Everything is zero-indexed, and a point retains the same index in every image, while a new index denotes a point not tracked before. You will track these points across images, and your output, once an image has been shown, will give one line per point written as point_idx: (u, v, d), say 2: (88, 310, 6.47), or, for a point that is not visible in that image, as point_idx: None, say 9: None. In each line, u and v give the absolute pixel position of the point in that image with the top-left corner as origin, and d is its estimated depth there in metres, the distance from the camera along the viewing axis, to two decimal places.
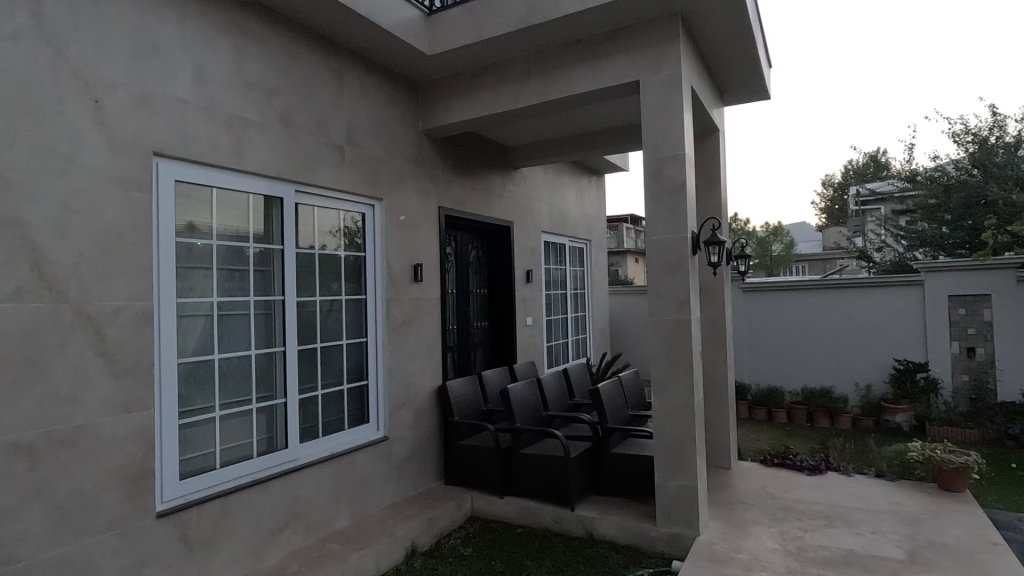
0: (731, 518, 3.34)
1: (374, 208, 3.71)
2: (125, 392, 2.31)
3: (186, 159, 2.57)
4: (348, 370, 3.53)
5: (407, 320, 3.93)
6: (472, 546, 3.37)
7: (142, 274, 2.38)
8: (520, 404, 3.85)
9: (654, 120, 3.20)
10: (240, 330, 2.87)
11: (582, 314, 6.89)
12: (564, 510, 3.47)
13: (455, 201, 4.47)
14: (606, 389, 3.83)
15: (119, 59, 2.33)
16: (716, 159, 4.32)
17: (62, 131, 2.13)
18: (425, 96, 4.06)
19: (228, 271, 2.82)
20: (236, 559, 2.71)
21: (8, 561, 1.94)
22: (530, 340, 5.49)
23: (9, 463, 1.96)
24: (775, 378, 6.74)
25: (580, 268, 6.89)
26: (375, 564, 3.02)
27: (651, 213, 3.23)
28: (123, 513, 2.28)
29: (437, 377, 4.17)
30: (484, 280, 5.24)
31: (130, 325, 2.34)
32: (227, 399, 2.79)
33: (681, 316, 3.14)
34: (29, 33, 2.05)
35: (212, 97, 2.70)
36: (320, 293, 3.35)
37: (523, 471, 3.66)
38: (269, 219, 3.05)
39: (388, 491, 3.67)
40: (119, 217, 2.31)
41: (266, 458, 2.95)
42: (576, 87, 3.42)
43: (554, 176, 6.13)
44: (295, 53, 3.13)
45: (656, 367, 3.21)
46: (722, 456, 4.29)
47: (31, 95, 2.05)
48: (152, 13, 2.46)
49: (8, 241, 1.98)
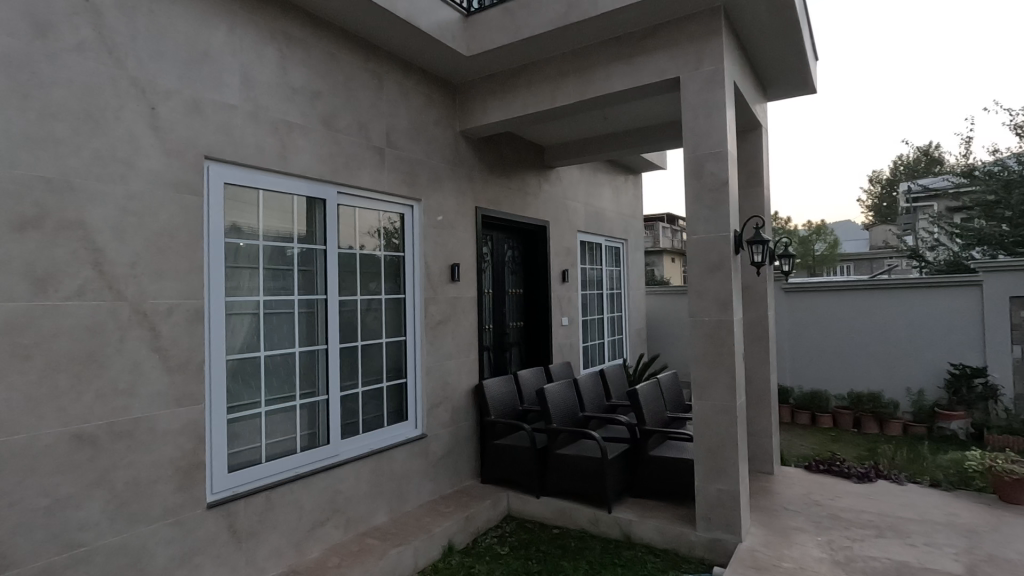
0: (775, 525, 3.24)
1: (413, 208, 3.76)
2: (177, 387, 2.40)
3: (234, 162, 2.66)
4: (388, 368, 3.59)
5: (444, 319, 3.96)
6: (509, 545, 3.38)
7: (193, 273, 2.48)
8: (556, 403, 3.83)
9: (695, 117, 3.14)
10: (284, 327, 2.95)
11: (618, 314, 6.82)
12: (601, 512, 3.44)
13: (491, 200, 4.48)
14: (644, 390, 3.78)
15: (173, 66, 2.42)
16: (758, 156, 4.22)
17: (120, 135, 2.23)
18: (462, 97, 4.09)
19: (274, 270, 2.91)
20: (279, 551, 2.78)
21: (70, 545, 2.05)
22: (565, 340, 5.46)
23: (73, 452, 2.07)
24: (820, 382, 6.50)
25: (617, 268, 6.81)
26: (413, 560, 3.06)
27: (692, 212, 3.17)
28: (175, 503, 2.37)
29: (473, 376, 4.19)
30: (520, 280, 5.24)
31: (183, 323, 2.44)
32: (272, 394, 2.88)
33: (723, 317, 3.06)
34: (91, 45, 2.16)
35: (259, 102, 2.78)
36: (361, 292, 3.42)
37: (560, 472, 3.64)
38: (312, 220, 3.12)
39: (425, 489, 3.71)
40: (171, 219, 2.40)
41: (308, 453, 3.02)
42: (614, 85, 3.39)
43: (589, 174, 6.09)
44: (337, 58, 3.20)
45: (696, 368, 3.14)
46: (765, 461, 4.17)
47: (94, 104, 2.16)
48: (204, 22, 2.55)
49: (70, 242, 2.08)
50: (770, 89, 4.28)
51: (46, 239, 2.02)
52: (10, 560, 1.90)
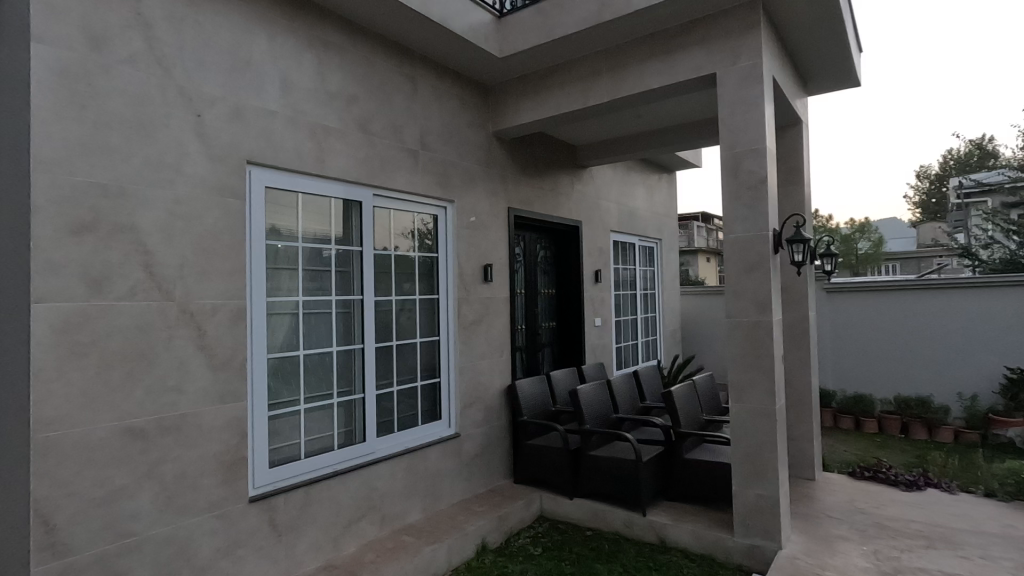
0: (816, 533, 3.14)
1: (446, 209, 3.80)
2: (221, 384, 2.49)
3: (275, 166, 2.74)
4: (422, 367, 3.64)
5: (477, 319, 3.98)
6: (542, 545, 3.37)
7: (236, 273, 2.56)
8: (589, 404, 3.80)
9: (732, 113, 3.07)
10: (322, 327, 3.02)
11: (652, 315, 6.73)
12: (635, 515, 3.40)
13: (524, 201, 4.48)
14: (679, 392, 3.72)
15: (217, 75, 2.51)
16: (799, 152, 4.10)
17: (168, 142, 2.33)
18: (494, 98, 4.10)
19: (312, 271, 2.98)
20: (317, 545, 2.85)
21: (123, 534, 2.14)
22: (598, 341, 5.42)
23: (126, 446, 2.16)
24: (864, 386, 6.28)
25: (650, 267, 6.72)
26: (446, 558, 3.09)
27: (729, 210, 3.10)
28: (219, 496, 2.46)
29: (506, 376, 4.20)
30: (552, 280, 5.23)
31: (227, 322, 2.52)
32: (311, 392, 2.95)
33: (762, 318, 2.99)
34: (142, 56, 2.26)
35: (298, 107, 2.85)
36: (396, 292, 3.47)
37: (593, 473, 3.61)
38: (349, 222, 3.19)
39: (458, 488, 3.74)
40: (216, 221, 2.49)
41: (345, 450, 3.08)
42: (648, 82, 3.34)
43: (622, 174, 6.03)
44: (372, 62, 3.26)
45: (734, 370, 3.07)
46: (805, 467, 4.05)
47: (145, 112, 2.26)
48: (246, 31, 2.64)
49: (122, 245, 2.18)
50: (811, 83, 4.16)
51: (101, 242, 2.12)
52: (68, 547, 2.00)
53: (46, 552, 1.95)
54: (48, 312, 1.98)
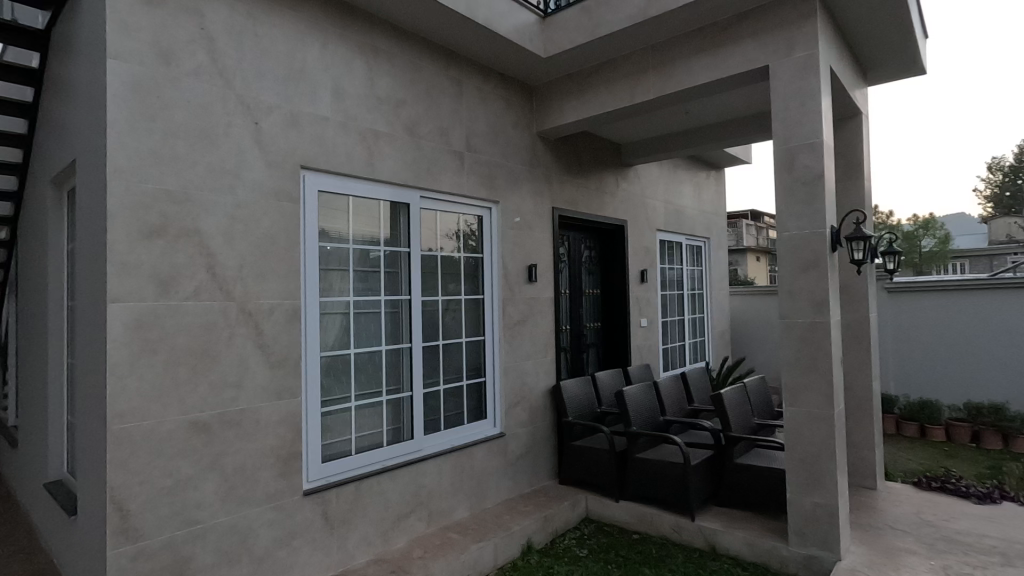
0: (879, 545, 2.98)
1: (491, 210, 3.83)
2: (278, 381, 2.59)
3: (327, 170, 2.83)
4: (468, 367, 3.68)
5: (522, 319, 4.00)
6: (588, 547, 3.35)
7: (292, 275, 2.66)
8: (636, 406, 3.75)
9: (786, 107, 2.96)
10: (372, 326, 3.10)
11: (700, 316, 6.57)
12: (684, 520, 3.33)
13: (568, 201, 4.46)
14: (729, 395, 3.62)
15: (274, 84, 2.62)
16: (858, 145, 3.91)
17: (229, 150, 2.44)
18: (539, 98, 4.11)
19: (363, 272, 3.06)
20: (367, 540, 2.92)
21: (188, 522, 2.26)
22: (644, 342, 5.33)
23: (191, 438, 2.28)
24: (929, 392, 5.93)
25: (698, 267, 6.57)
26: (492, 557, 3.10)
27: (782, 207, 2.99)
28: (276, 489, 2.56)
29: (551, 376, 4.19)
30: (597, 281, 5.19)
31: (283, 321, 2.62)
32: (361, 390, 3.04)
33: (819, 318, 2.87)
34: (206, 68, 2.38)
35: (349, 113, 2.94)
36: (442, 293, 3.52)
37: (640, 476, 3.56)
38: (397, 224, 3.26)
39: (503, 487, 3.76)
40: (273, 224, 2.59)
41: (394, 447, 3.15)
42: (697, 78, 3.27)
43: (669, 172, 5.92)
44: (419, 67, 3.32)
45: (789, 373, 2.96)
46: (867, 475, 3.85)
47: (208, 122, 2.38)
48: (301, 41, 2.74)
49: (187, 248, 2.30)
50: (872, 72, 3.96)
51: (169, 245, 2.24)
52: (140, 532, 2.12)
53: (120, 536, 2.07)
54: (123, 311, 2.11)
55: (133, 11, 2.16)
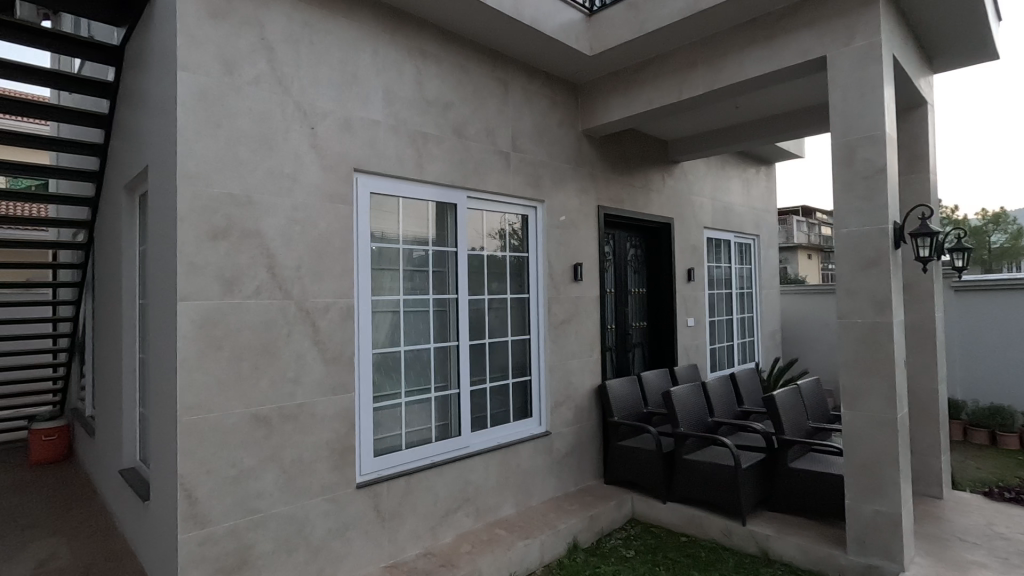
0: (947, 557, 2.84)
1: (537, 209, 3.85)
2: (333, 377, 2.68)
3: (379, 172, 2.90)
4: (513, 365, 3.70)
5: (568, 318, 3.99)
6: (634, 548, 3.32)
7: (345, 274, 2.74)
8: (684, 407, 3.69)
9: (845, 99, 2.85)
10: (420, 325, 3.17)
11: (749, 315, 6.40)
12: (734, 524, 3.26)
13: (614, 199, 4.43)
14: (782, 397, 3.51)
15: (329, 89, 2.71)
16: (924, 137, 3.73)
17: (288, 154, 2.54)
18: (584, 97, 4.10)
19: (411, 272, 3.13)
20: (417, 534, 2.98)
21: (250, 510, 2.37)
22: (691, 342, 5.23)
23: (253, 430, 2.39)
24: (1001, 398, 5.59)
25: (747, 265, 6.39)
26: (538, 554, 3.12)
27: (840, 202, 2.89)
28: (331, 481, 2.65)
29: (596, 376, 4.17)
30: (643, 280, 5.13)
31: (338, 319, 2.71)
32: (411, 387, 3.11)
33: (880, 318, 2.75)
34: (266, 77, 2.49)
35: (399, 117, 3.01)
36: (488, 292, 3.56)
37: (688, 478, 3.50)
38: (445, 224, 3.32)
39: (549, 486, 3.77)
40: (328, 225, 2.68)
41: (442, 444, 3.21)
42: (749, 71, 3.19)
43: (716, 168, 5.79)
44: (467, 68, 3.36)
45: (847, 375, 2.86)
46: (932, 484, 3.67)
47: (267, 128, 2.48)
48: (354, 48, 2.82)
49: (249, 249, 2.41)
50: (938, 59, 3.77)
51: (233, 247, 2.36)
52: (207, 518, 2.25)
53: (190, 521, 2.20)
54: (191, 310, 2.23)
55: (200, 25, 2.29)
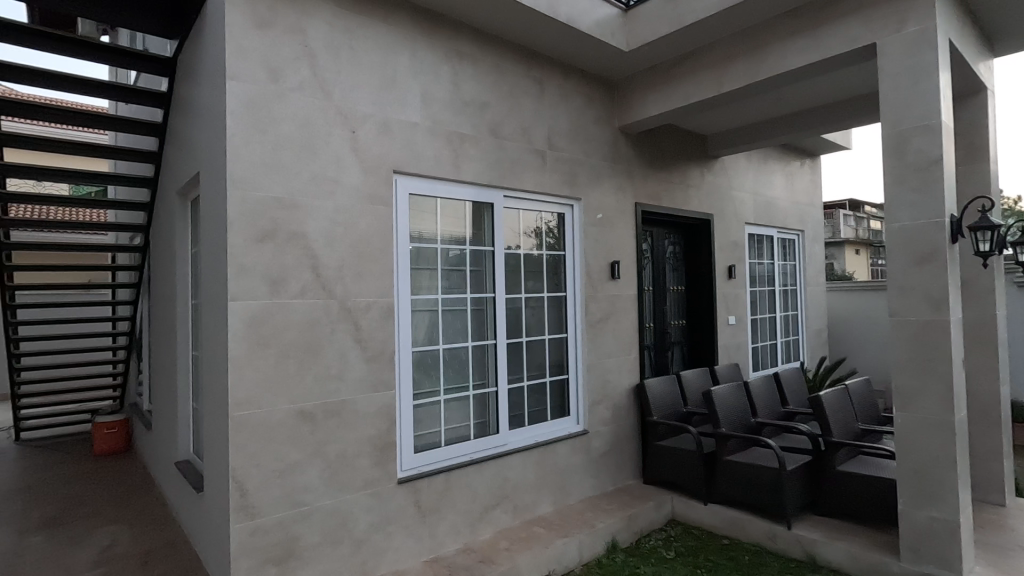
0: (1011, 569, 2.69)
1: (573, 208, 3.83)
2: (374, 374, 2.74)
3: (417, 174, 2.95)
4: (551, 364, 3.70)
5: (605, 316, 3.97)
6: (674, 549, 3.28)
7: (385, 274, 2.80)
8: (725, 406, 3.61)
9: (896, 87, 2.74)
10: (458, 323, 3.20)
11: (793, 313, 6.20)
12: (779, 527, 3.18)
13: (651, 195, 4.37)
14: (829, 397, 3.40)
15: (368, 93, 2.77)
16: (983, 125, 3.54)
17: (330, 157, 2.61)
18: (620, 93, 4.06)
19: (449, 271, 3.17)
20: (456, 529, 3.02)
21: (297, 503, 2.45)
22: (732, 340, 5.11)
23: (299, 426, 2.47)
24: None
25: (791, 261, 6.20)
26: (577, 553, 3.11)
27: (891, 195, 2.78)
28: (373, 476, 2.71)
29: (634, 375, 4.13)
30: (681, 277, 5.04)
31: (379, 318, 2.77)
32: (450, 384, 3.15)
33: (936, 317, 2.63)
34: (309, 83, 2.56)
35: (436, 118, 3.05)
36: (525, 290, 3.58)
37: (730, 479, 3.43)
38: (482, 223, 3.35)
39: (587, 484, 3.75)
40: (369, 226, 2.74)
41: (481, 441, 3.24)
42: (792, 61, 3.09)
43: (758, 163, 5.64)
44: (502, 68, 3.38)
45: (899, 375, 2.75)
46: (993, 490, 3.49)
47: (311, 133, 2.56)
48: (392, 51, 2.88)
49: (294, 251, 2.49)
50: (999, 43, 3.57)
51: (279, 248, 2.44)
52: (256, 510, 2.34)
53: (241, 512, 2.29)
54: (241, 309, 2.32)
55: (247, 36, 2.38)
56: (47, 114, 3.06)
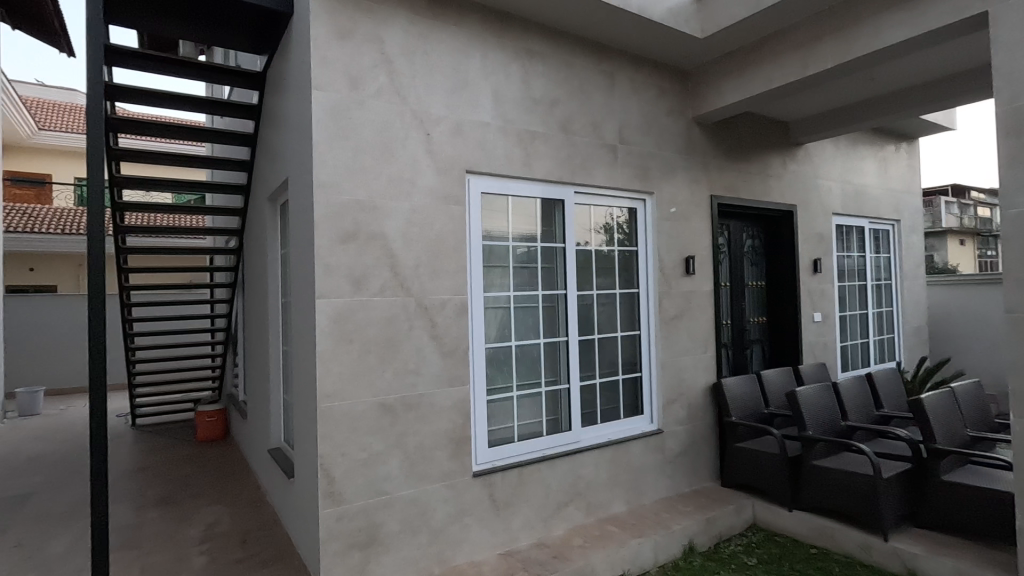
0: None
1: (645, 202, 3.75)
2: (450, 370, 2.81)
3: (488, 173, 3.00)
4: (623, 361, 3.65)
5: (679, 313, 3.86)
6: (757, 556, 3.15)
7: (459, 272, 2.87)
8: (811, 408, 3.41)
9: (1012, 58, 2.47)
10: (530, 320, 3.23)
11: (887, 310, 5.75)
12: (873, 539, 2.97)
13: (728, 187, 4.20)
14: (932, 401, 3.13)
15: (442, 96, 2.84)
16: None
17: (406, 159, 2.71)
18: (694, 82, 3.92)
19: (520, 268, 3.20)
20: (529, 524, 3.05)
21: (379, 491, 2.57)
22: (818, 339, 4.82)
23: (380, 418, 2.59)
24: None
25: (885, 254, 5.76)
26: (652, 554, 3.06)
27: (1006, 178, 2.52)
28: (450, 468, 2.79)
29: (711, 373, 3.99)
30: (761, 273, 4.81)
31: (454, 314, 2.84)
32: (522, 380, 3.19)
33: None
34: (387, 90, 2.67)
35: (508, 117, 3.08)
36: (597, 287, 3.55)
37: (818, 486, 3.24)
38: (553, 220, 3.35)
39: (661, 485, 3.67)
40: (443, 225, 2.82)
41: (553, 437, 3.25)
42: (887, 38, 2.87)
43: (847, 148, 5.27)
44: (572, 64, 3.36)
45: (1017, 378, 2.48)
46: None
47: (389, 137, 2.66)
48: (464, 53, 2.93)
49: (374, 251, 2.60)
50: None
51: (361, 248, 2.56)
52: (342, 496, 2.47)
53: (328, 498, 2.44)
54: (327, 307, 2.46)
55: (330, 47, 2.51)
56: (156, 129, 3.36)
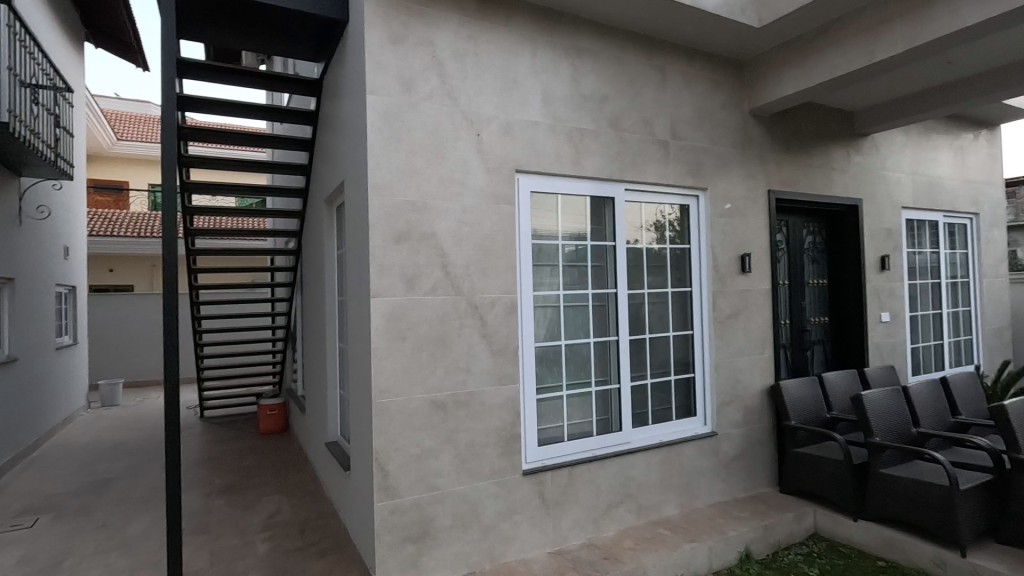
0: None
1: (699, 198, 3.66)
2: (500, 368, 2.84)
3: (538, 172, 3.00)
4: (676, 362, 3.58)
5: (735, 312, 3.74)
6: (818, 567, 3.01)
7: (509, 271, 2.88)
8: (879, 413, 3.23)
9: None
10: (580, 319, 3.22)
11: (964, 309, 5.38)
12: (949, 554, 2.79)
13: (787, 181, 4.03)
14: (1017, 407, 2.90)
15: (492, 96, 2.87)
16: None
17: (457, 160, 2.75)
18: (751, 73, 3.79)
19: (569, 266, 3.19)
20: (580, 524, 3.04)
21: (431, 487, 2.62)
22: (886, 340, 4.56)
23: (432, 414, 2.64)
24: None
25: (962, 250, 5.39)
26: (706, 559, 2.98)
27: None
28: (500, 466, 2.81)
29: (769, 375, 3.85)
30: (823, 270, 4.59)
31: (504, 313, 2.87)
32: (572, 380, 3.17)
33: None
34: (438, 92, 2.71)
35: (557, 115, 3.07)
36: (648, 286, 3.48)
37: (886, 495, 3.07)
38: (603, 218, 3.31)
39: (716, 489, 3.57)
40: (493, 225, 2.84)
41: (604, 437, 3.22)
42: (964, 19, 2.68)
43: (918, 137, 4.96)
44: (623, 59, 3.31)
45: None
46: None
47: (440, 138, 2.71)
48: (514, 53, 2.94)
49: (426, 251, 2.65)
50: None
51: (413, 248, 2.62)
52: (396, 490, 2.54)
53: (383, 491, 2.50)
54: (381, 306, 2.53)
55: (384, 52, 2.58)
56: (222, 136, 3.54)
